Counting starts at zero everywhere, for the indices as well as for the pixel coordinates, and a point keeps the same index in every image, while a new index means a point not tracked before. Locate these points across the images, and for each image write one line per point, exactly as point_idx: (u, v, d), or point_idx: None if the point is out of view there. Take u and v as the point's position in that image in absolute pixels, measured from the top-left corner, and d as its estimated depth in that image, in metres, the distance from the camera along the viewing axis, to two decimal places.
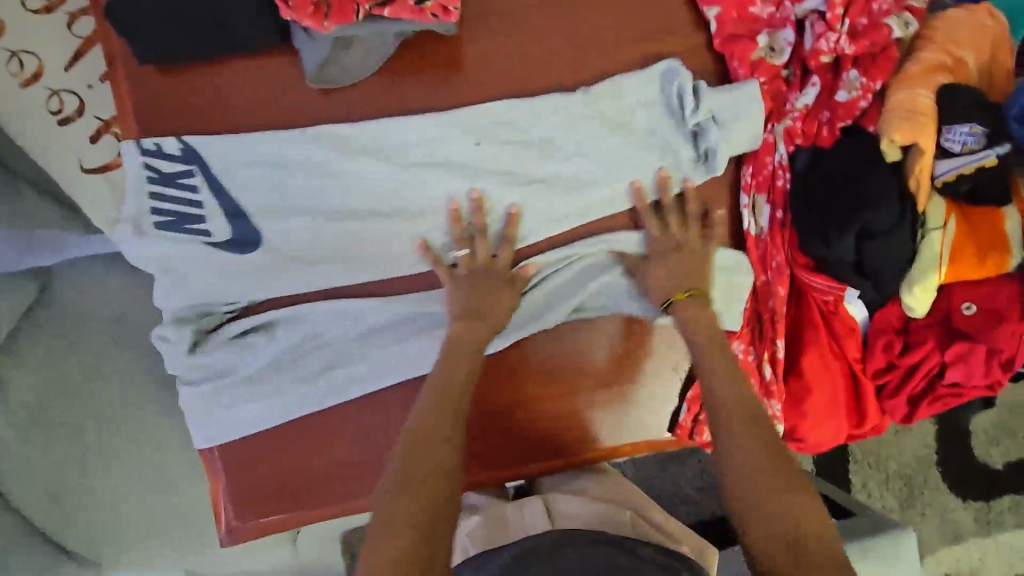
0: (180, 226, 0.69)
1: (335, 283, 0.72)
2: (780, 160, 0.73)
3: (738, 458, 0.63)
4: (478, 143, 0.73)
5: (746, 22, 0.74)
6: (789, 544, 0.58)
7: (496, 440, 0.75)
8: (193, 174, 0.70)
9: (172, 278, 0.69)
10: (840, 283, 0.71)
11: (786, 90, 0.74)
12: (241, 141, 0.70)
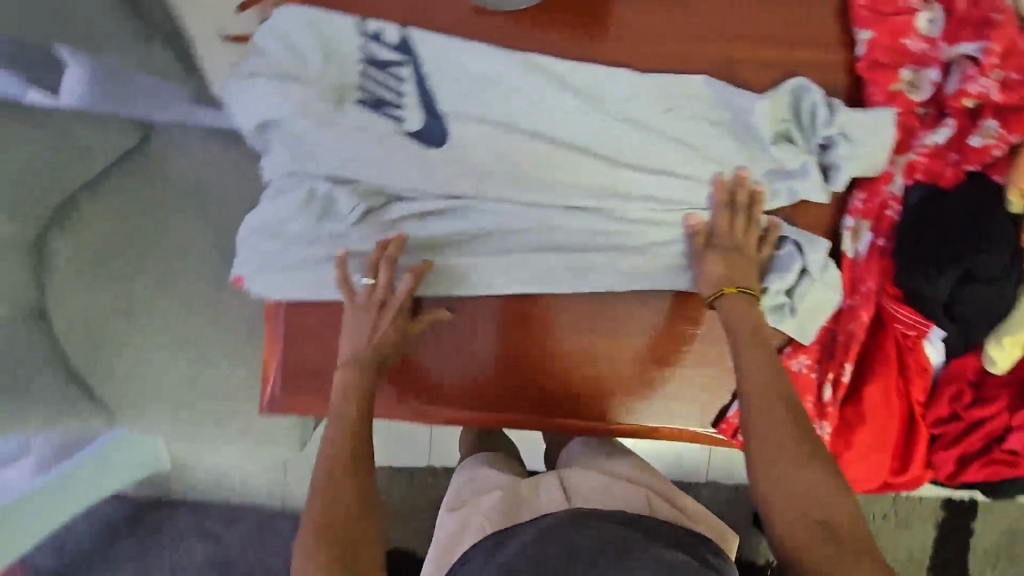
0: (377, 108, 0.75)
1: (444, 189, 0.76)
2: (895, 192, 0.75)
3: (769, 433, 0.68)
4: (667, 111, 0.76)
5: (896, 52, 0.75)
6: (819, 522, 0.62)
7: (507, 384, 0.78)
8: (404, 65, 0.77)
9: (292, 134, 0.74)
10: (928, 320, 0.72)
11: (917, 127, 0.75)
12: (407, 42, 0.77)
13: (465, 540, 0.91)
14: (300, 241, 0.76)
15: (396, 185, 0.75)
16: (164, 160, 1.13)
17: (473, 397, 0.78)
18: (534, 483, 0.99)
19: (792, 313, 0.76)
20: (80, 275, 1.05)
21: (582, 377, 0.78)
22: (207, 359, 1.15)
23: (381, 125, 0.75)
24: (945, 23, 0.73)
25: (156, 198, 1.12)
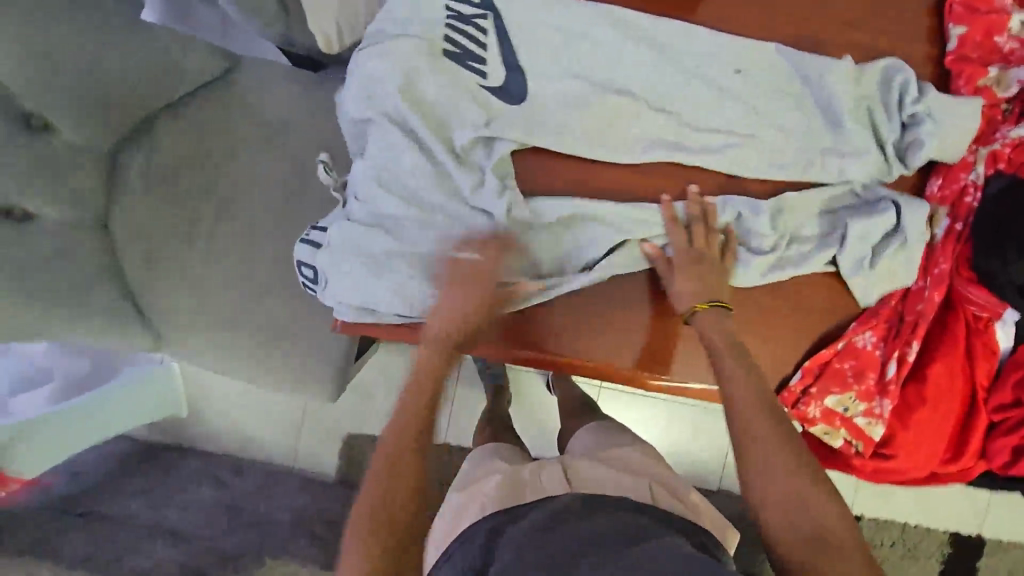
0: (463, 60, 0.78)
1: (539, 135, 0.78)
2: (974, 179, 0.77)
3: (754, 462, 0.67)
4: (738, 71, 0.79)
5: (984, 50, 0.78)
6: (814, 541, 0.62)
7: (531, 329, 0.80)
8: (486, 19, 0.79)
9: (370, 88, 0.78)
10: (1002, 303, 0.74)
11: (999, 121, 0.78)
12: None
13: (462, 520, 0.83)
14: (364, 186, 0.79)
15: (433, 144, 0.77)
16: (246, 92, 1.14)
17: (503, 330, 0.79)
18: (537, 466, 0.92)
19: (871, 266, 0.77)
20: (148, 189, 1.08)
21: (604, 339, 0.79)
22: (255, 291, 1.12)
23: (466, 77, 0.78)
24: None
25: (230, 127, 1.14)
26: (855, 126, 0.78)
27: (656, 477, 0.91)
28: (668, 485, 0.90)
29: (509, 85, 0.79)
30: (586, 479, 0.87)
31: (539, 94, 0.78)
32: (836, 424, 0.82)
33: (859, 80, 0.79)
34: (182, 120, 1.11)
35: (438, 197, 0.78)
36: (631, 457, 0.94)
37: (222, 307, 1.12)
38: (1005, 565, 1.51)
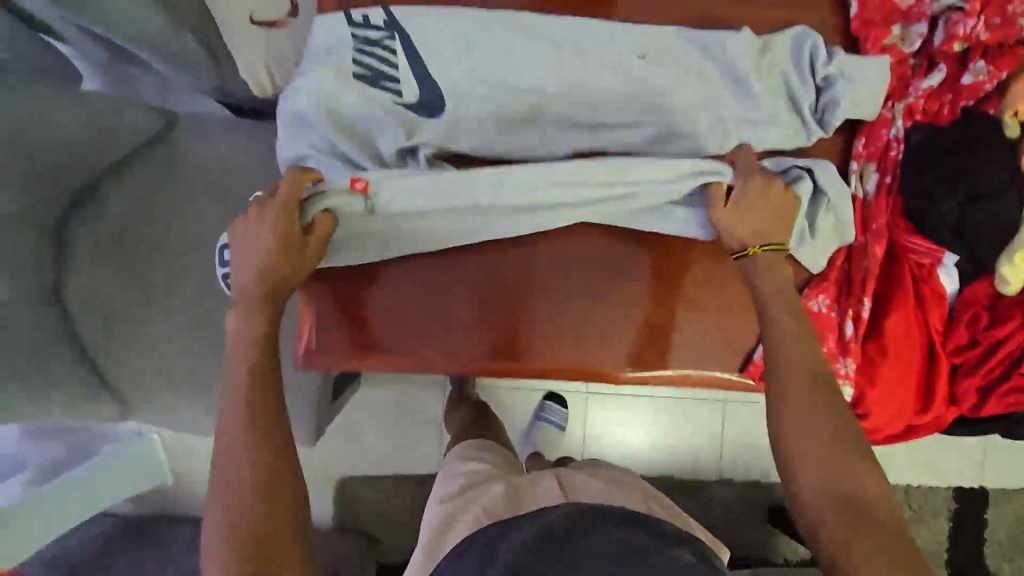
0: (375, 81, 0.78)
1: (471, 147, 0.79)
2: (895, 134, 0.79)
3: (799, 430, 0.68)
4: (643, 57, 0.81)
5: (884, 10, 0.81)
6: (847, 505, 0.64)
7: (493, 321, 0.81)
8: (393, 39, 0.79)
9: (299, 123, 0.79)
10: (939, 246, 0.75)
11: (910, 75, 0.81)
12: (412, 12, 0.80)
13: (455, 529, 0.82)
14: None
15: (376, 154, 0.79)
16: (192, 147, 1.14)
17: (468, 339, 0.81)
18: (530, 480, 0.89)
19: (811, 235, 0.78)
20: (96, 256, 1.07)
21: (598, 335, 0.82)
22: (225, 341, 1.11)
23: (382, 99, 0.78)
24: None
25: (176, 184, 1.13)
26: (769, 100, 0.81)
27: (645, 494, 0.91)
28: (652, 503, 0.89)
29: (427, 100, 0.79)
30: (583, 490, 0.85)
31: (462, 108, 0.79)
32: None
33: (764, 57, 0.82)
34: (120, 187, 1.11)
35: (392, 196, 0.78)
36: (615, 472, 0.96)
37: (184, 366, 1.11)
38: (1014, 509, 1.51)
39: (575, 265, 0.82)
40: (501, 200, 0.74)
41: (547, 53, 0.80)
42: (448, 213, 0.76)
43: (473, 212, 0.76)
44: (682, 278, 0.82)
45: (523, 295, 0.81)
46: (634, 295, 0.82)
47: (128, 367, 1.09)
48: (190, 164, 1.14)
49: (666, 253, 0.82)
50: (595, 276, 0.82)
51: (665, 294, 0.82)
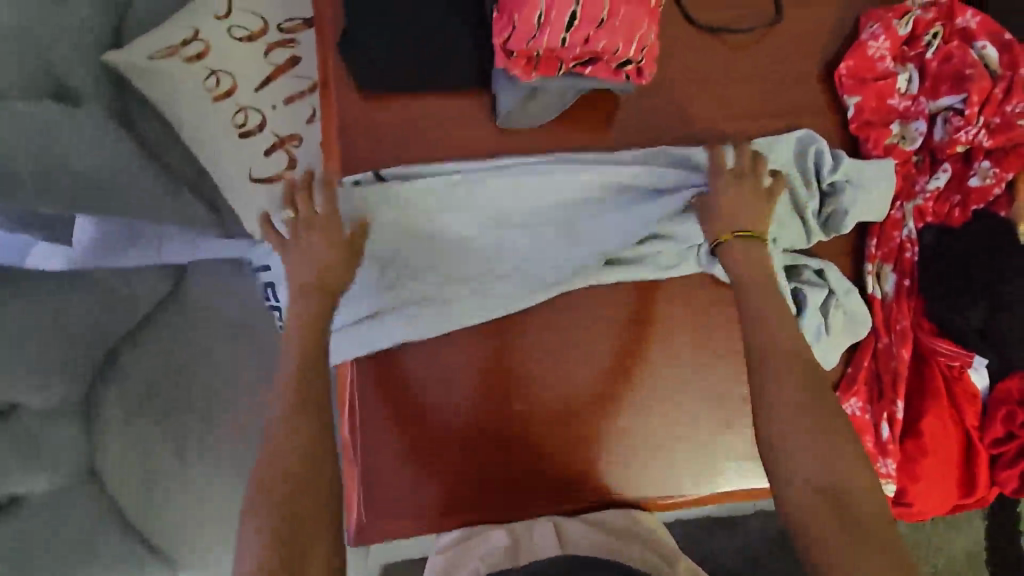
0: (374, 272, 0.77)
1: (514, 289, 0.79)
2: (908, 235, 0.80)
3: (778, 416, 0.65)
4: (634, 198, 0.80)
5: (882, 112, 0.82)
6: (832, 500, 0.61)
7: (494, 458, 0.78)
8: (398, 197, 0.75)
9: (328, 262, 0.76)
10: (966, 350, 0.77)
11: (915, 174, 0.82)
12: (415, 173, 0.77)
13: None
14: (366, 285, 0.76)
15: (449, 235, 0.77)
16: (205, 302, 1.10)
17: (454, 481, 0.78)
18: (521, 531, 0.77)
19: (828, 332, 0.78)
20: (125, 421, 1.00)
21: (586, 463, 0.81)
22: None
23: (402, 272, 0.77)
24: (921, 81, 0.81)
25: (194, 336, 1.09)
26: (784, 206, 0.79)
27: (644, 541, 0.77)
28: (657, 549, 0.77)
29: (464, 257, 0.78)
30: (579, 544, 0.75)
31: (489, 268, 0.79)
32: None
33: (770, 162, 0.80)
34: (140, 350, 1.05)
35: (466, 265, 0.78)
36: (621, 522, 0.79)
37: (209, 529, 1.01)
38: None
39: (552, 360, 0.81)
40: (538, 208, 0.79)
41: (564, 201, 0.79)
42: (495, 261, 0.79)
43: (521, 251, 0.79)
44: (630, 389, 0.82)
45: (505, 409, 0.79)
46: (589, 399, 0.81)
47: (158, 537, 0.99)
48: (206, 316, 1.10)
49: (619, 352, 0.83)
50: (567, 386, 0.81)
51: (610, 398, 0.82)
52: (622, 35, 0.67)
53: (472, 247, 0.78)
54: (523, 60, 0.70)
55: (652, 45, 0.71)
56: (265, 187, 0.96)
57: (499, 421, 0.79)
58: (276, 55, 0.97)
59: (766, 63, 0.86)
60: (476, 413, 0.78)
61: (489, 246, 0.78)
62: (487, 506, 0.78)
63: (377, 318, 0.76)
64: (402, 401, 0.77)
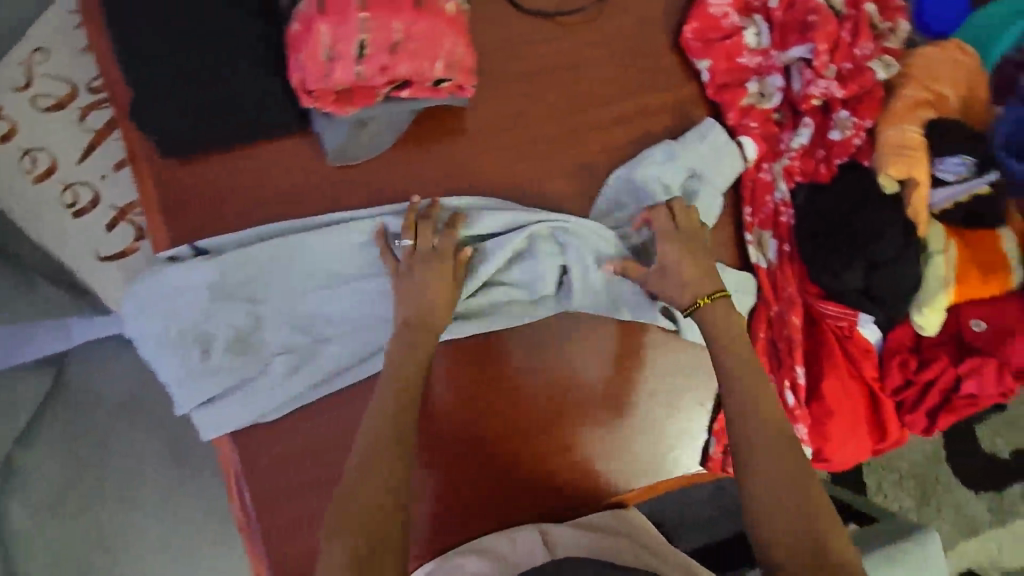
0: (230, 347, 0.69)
1: (372, 338, 0.74)
2: (781, 198, 0.77)
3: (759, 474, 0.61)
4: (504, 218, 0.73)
5: (735, 72, 0.78)
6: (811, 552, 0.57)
7: (490, 476, 0.73)
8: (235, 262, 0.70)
9: (171, 342, 0.67)
10: (852, 309, 0.74)
11: (778, 132, 0.78)
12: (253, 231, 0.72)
13: None
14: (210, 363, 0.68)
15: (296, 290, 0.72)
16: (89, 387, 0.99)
17: (458, 505, 0.72)
18: (505, 535, 0.71)
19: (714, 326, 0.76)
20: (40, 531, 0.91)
21: (579, 467, 0.76)
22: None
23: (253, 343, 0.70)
24: (770, 33, 0.77)
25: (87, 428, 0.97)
26: (662, 199, 0.76)
27: (631, 538, 0.73)
28: (646, 546, 0.73)
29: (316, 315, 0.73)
30: (567, 545, 0.71)
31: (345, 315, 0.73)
32: None
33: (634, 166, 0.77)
34: (37, 451, 0.94)
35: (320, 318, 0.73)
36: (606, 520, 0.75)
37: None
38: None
39: (495, 393, 0.74)
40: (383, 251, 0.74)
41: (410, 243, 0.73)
42: (329, 330, 0.73)
43: (359, 297, 0.73)
44: (582, 409, 0.77)
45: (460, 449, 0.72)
46: (543, 423, 0.75)
47: None
48: (94, 404, 0.98)
49: (557, 374, 0.76)
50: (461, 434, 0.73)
51: (558, 418, 0.76)
52: (428, 56, 0.61)
53: (327, 291, 0.73)
54: (331, 95, 0.64)
55: (464, 57, 0.64)
56: (116, 264, 0.89)
57: (496, 435, 0.74)
58: (92, 119, 0.87)
59: (607, 42, 0.80)
60: (472, 427, 0.73)
61: (324, 309, 0.73)
62: (489, 524, 0.73)
63: (191, 395, 0.68)
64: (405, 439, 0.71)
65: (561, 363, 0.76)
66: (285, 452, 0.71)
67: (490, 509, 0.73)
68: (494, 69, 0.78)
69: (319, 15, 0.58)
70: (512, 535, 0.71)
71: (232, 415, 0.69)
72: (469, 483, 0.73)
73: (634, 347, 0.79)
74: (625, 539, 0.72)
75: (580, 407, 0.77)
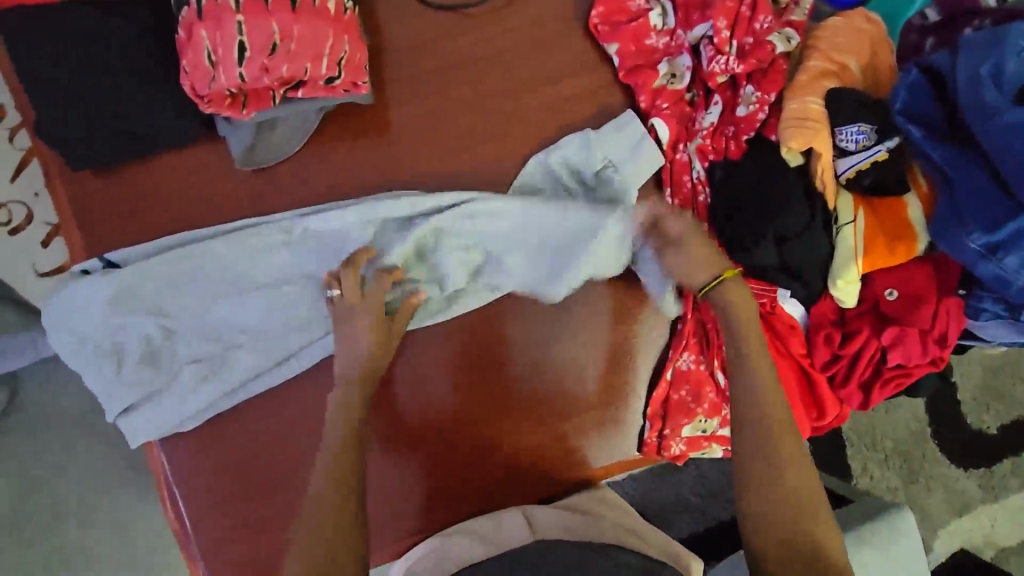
0: (156, 355, 0.70)
1: (295, 341, 0.74)
2: (697, 177, 0.76)
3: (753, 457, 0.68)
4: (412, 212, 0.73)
5: (644, 54, 0.78)
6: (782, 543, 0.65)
7: (462, 469, 0.76)
8: (151, 272, 0.70)
9: (95, 355, 0.68)
10: (770, 285, 0.74)
11: (691, 111, 0.78)
12: (168, 241, 0.72)
13: None
14: (136, 372, 0.69)
15: (217, 299, 0.72)
16: (45, 403, 1.05)
17: (432, 492, 0.75)
18: (490, 517, 0.76)
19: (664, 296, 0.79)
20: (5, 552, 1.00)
21: (549, 456, 0.79)
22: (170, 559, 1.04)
23: (177, 352, 0.71)
24: (675, 13, 0.78)
25: (42, 442, 1.04)
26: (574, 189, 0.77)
27: (613, 520, 0.78)
28: (629, 525, 0.79)
29: (238, 322, 0.73)
30: (548, 527, 0.77)
31: (267, 320, 0.74)
32: (705, 443, 0.85)
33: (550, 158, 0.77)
34: None
35: (241, 323, 0.73)
36: (588, 501, 0.80)
37: None
38: (976, 364, 1.50)
39: (426, 388, 0.75)
40: (302, 254, 0.74)
41: (321, 244, 0.74)
42: (246, 338, 0.73)
43: (283, 300, 0.74)
44: (517, 399, 0.77)
45: (395, 442, 0.74)
46: (479, 415, 0.76)
47: None
48: (52, 416, 1.04)
49: (488, 366, 0.77)
50: (385, 429, 0.74)
51: (492, 410, 0.77)
52: (309, 53, 0.64)
53: (249, 298, 0.73)
54: (225, 99, 0.65)
55: (352, 54, 0.68)
56: (55, 278, 0.92)
57: (468, 423, 0.76)
58: (21, 137, 0.90)
59: (516, 31, 0.80)
60: (447, 414, 0.76)
61: (242, 317, 0.73)
62: (462, 510, 0.77)
63: (119, 405, 0.69)
64: (387, 423, 0.74)
65: (493, 355, 0.77)
66: (216, 454, 0.72)
67: (425, 498, 0.75)
68: (402, 65, 0.78)
69: (198, 21, 0.60)
70: (499, 518, 0.76)
71: (152, 422, 0.69)
72: (407, 475, 0.74)
73: (562, 332, 0.79)
74: (607, 521, 0.78)
75: (513, 398, 0.77)
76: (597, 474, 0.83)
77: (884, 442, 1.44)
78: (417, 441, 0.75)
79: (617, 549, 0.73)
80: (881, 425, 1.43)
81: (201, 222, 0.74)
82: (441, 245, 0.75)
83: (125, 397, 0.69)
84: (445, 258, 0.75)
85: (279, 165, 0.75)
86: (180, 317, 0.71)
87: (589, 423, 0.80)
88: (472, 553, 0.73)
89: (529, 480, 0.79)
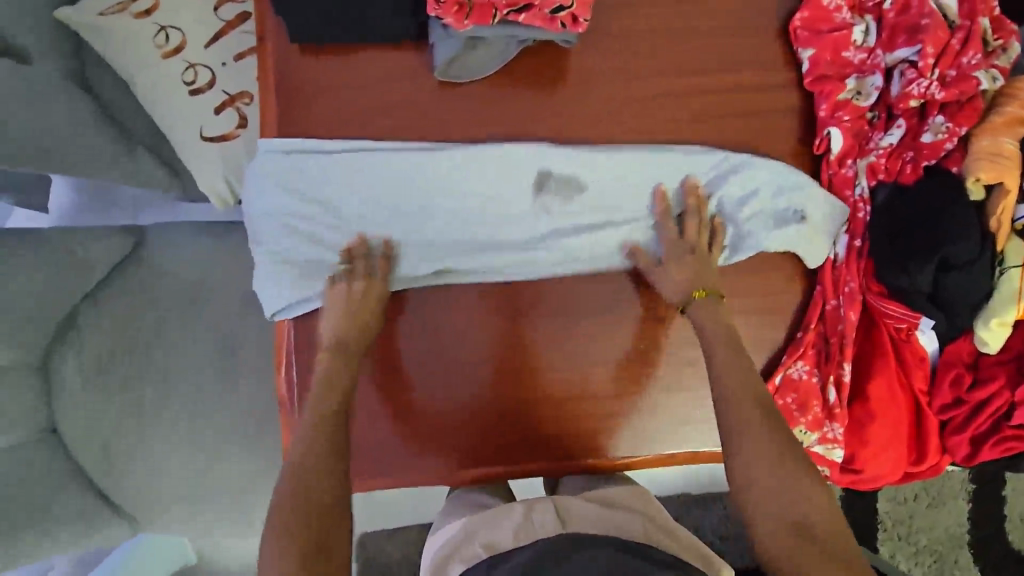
0: (314, 234, 0.76)
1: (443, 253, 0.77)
2: (861, 194, 0.78)
3: (746, 455, 0.68)
4: (582, 163, 0.79)
5: (837, 66, 0.80)
6: (796, 532, 0.64)
7: (528, 428, 0.77)
8: (339, 163, 0.76)
9: (272, 218, 0.75)
10: (914, 312, 0.74)
11: (869, 130, 0.79)
12: (361, 141, 0.78)
13: (450, 564, 0.77)
14: (297, 246, 0.75)
15: (389, 201, 0.77)
16: (158, 264, 1.10)
17: (495, 445, 0.77)
18: (524, 506, 0.81)
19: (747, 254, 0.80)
20: (86, 384, 1.01)
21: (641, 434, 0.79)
22: (220, 444, 1.05)
23: (336, 237, 0.76)
24: (879, 33, 0.79)
25: (151, 297, 1.08)
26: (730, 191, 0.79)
27: (650, 517, 0.81)
28: (664, 524, 0.81)
29: (401, 224, 0.77)
30: (578, 518, 0.79)
31: (424, 232, 0.77)
32: (797, 456, 0.81)
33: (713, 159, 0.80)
34: (100, 307, 1.05)
35: (398, 227, 0.77)
36: (627, 498, 0.83)
37: (161, 496, 1.04)
38: None
39: (472, 346, 0.78)
40: (468, 180, 0.78)
41: (501, 160, 0.78)
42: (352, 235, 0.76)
43: (441, 218, 0.78)
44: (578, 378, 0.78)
45: (466, 381, 0.77)
46: (506, 381, 0.77)
47: (116, 496, 1.04)
48: (162, 279, 1.09)
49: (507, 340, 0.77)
50: (421, 370, 0.77)
51: (553, 384, 0.78)
52: None
53: (415, 205, 0.77)
54: (455, 6, 0.71)
55: None
56: (219, 145, 0.97)
57: (545, 385, 0.78)
58: (225, 10, 0.98)
59: (714, 17, 0.83)
60: (527, 372, 0.78)
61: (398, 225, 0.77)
62: (514, 467, 0.77)
63: (270, 269, 0.75)
64: (465, 366, 0.77)
65: (516, 330, 0.78)
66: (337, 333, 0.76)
67: (447, 457, 0.76)
68: (604, 22, 0.82)
69: None
70: (528, 510, 0.80)
71: (289, 297, 0.75)
72: (468, 415, 0.77)
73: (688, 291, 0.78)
74: (642, 516, 0.80)
75: (575, 375, 0.78)
76: (675, 458, 0.81)
77: (918, 536, 1.39)
78: (488, 390, 0.77)
79: (649, 549, 0.71)
80: (923, 516, 1.37)
81: (381, 117, 0.79)
82: (600, 197, 0.79)
83: (276, 264, 0.75)
84: (604, 206, 0.79)
85: (467, 85, 0.79)
86: (300, 207, 0.75)
87: (656, 418, 0.80)
88: (502, 540, 0.76)
89: (574, 457, 0.78)
